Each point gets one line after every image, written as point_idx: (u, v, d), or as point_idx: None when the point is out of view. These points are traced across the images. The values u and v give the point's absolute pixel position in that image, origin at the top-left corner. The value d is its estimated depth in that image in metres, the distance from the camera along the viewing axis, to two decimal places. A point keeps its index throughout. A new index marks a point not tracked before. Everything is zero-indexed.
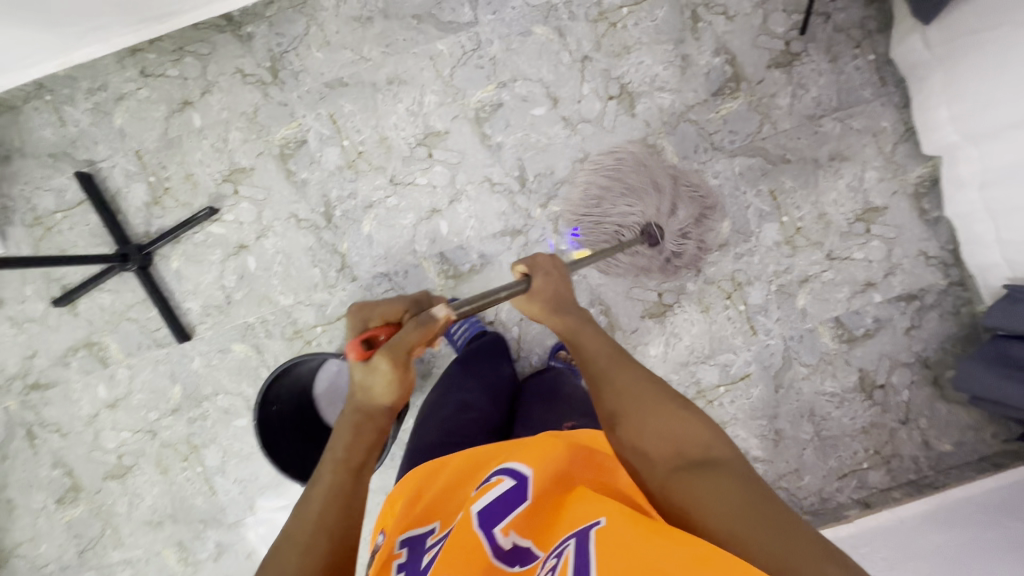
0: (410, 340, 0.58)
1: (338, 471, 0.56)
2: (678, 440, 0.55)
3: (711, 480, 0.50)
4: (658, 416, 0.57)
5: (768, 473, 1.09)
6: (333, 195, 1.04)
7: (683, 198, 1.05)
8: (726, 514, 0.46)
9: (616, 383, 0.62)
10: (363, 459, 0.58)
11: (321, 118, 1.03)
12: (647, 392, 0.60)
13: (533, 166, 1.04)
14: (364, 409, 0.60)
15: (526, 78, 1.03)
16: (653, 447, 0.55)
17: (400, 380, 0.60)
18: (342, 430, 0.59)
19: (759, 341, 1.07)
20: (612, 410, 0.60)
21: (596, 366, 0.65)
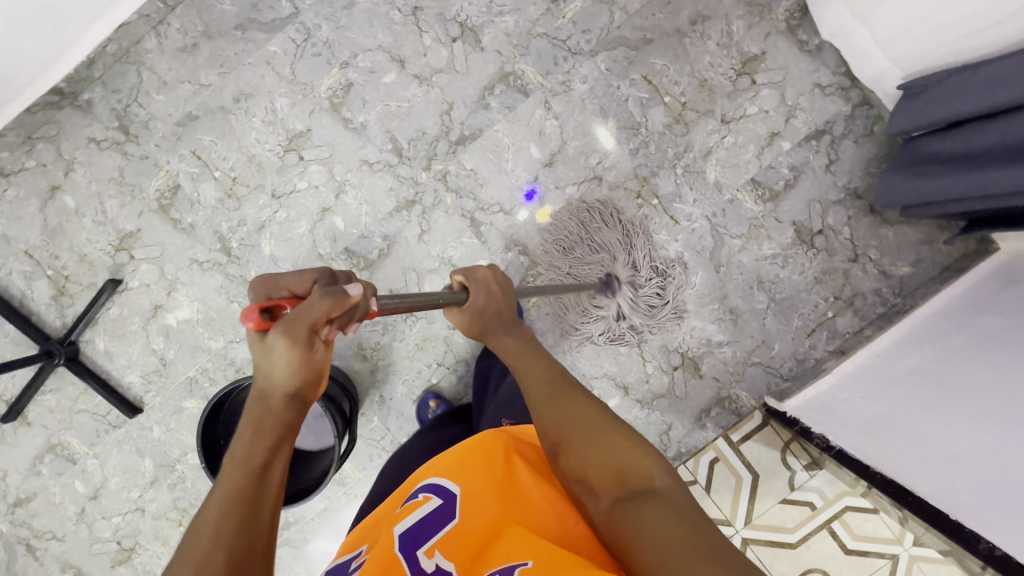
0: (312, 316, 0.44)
1: (241, 471, 0.46)
2: (620, 466, 0.53)
3: (652, 511, 0.47)
4: (604, 445, 0.55)
5: (738, 354, 1.06)
6: (224, 229, 1.03)
7: (560, 113, 1.01)
8: (665, 545, 0.44)
9: (562, 408, 0.60)
10: (268, 452, 0.47)
11: (185, 158, 1.02)
12: (594, 422, 0.58)
13: (404, 133, 1.01)
14: (263, 399, 0.49)
15: (365, 49, 1.00)
16: (595, 476, 0.53)
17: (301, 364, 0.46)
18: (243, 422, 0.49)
19: (683, 229, 1.04)
20: (555, 439, 0.57)
21: (537, 396, 0.63)
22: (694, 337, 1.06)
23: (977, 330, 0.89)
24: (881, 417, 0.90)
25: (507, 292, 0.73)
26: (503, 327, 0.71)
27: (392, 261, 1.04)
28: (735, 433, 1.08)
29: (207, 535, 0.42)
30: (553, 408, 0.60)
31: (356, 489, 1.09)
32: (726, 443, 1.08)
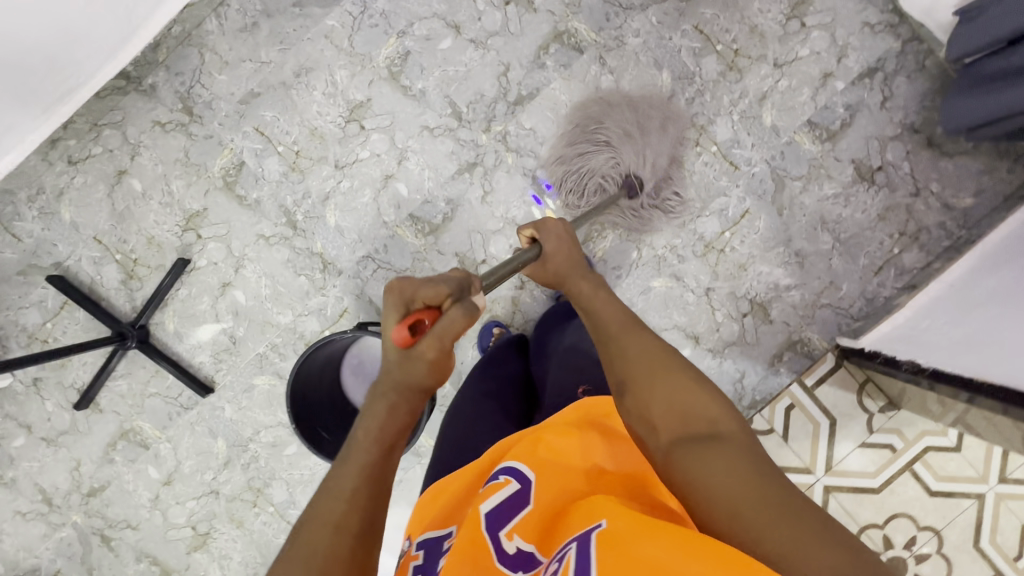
0: (453, 330, 0.53)
1: (375, 446, 0.54)
2: (688, 410, 0.52)
3: (715, 451, 0.47)
4: (667, 386, 0.54)
5: (806, 297, 1.06)
6: (290, 203, 1.04)
7: (615, 68, 1.03)
8: (730, 488, 0.44)
9: (638, 357, 0.58)
10: (395, 436, 0.55)
11: (248, 135, 1.03)
12: (661, 364, 0.56)
13: (463, 97, 1.03)
14: (400, 390, 0.56)
15: (421, 18, 1.02)
16: (662, 417, 0.52)
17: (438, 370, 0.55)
18: (375, 404, 0.56)
19: (744, 174, 1.04)
20: (624, 379, 0.57)
21: (612, 339, 0.62)
22: (761, 282, 1.06)
23: None
24: (969, 339, 0.90)
25: (575, 241, 0.75)
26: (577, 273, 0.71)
27: (457, 225, 1.05)
28: (810, 377, 1.08)
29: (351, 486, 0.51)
30: (627, 352, 0.59)
31: None
32: (801, 388, 1.08)
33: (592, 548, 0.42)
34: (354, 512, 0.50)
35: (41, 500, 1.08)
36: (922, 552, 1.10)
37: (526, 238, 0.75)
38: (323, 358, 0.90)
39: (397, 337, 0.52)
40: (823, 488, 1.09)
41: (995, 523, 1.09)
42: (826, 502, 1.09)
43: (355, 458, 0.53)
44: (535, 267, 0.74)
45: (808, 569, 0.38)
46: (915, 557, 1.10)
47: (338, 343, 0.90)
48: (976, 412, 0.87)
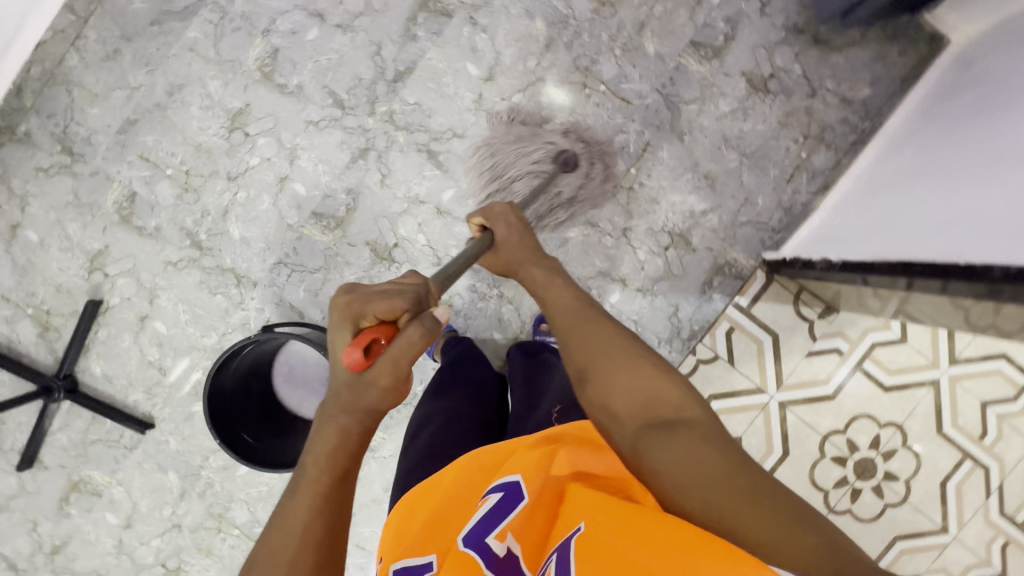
0: (410, 351, 0.53)
1: (323, 473, 0.53)
2: (650, 397, 0.55)
3: (681, 434, 0.51)
4: (629, 375, 0.57)
5: (724, 219, 1.05)
6: (190, 223, 1.03)
7: (487, 26, 1.01)
8: (694, 475, 0.47)
9: (598, 343, 0.61)
10: (346, 461, 0.54)
11: (134, 164, 1.02)
12: (622, 353, 0.60)
13: (341, 84, 1.01)
14: (344, 418, 0.54)
15: (282, 12, 1.00)
16: (622, 405, 0.56)
17: (391, 391, 0.54)
18: (324, 435, 0.55)
19: (637, 107, 1.03)
20: (583, 368, 0.60)
21: (569, 326, 0.65)
22: (676, 212, 1.05)
23: (955, 118, 0.85)
24: (871, 227, 0.88)
25: (527, 229, 0.79)
26: (530, 261, 0.75)
27: (362, 214, 1.03)
28: (743, 298, 1.07)
29: (303, 519, 0.51)
30: (584, 340, 0.62)
31: (384, 450, 1.08)
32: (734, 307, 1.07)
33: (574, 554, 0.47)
34: (306, 550, 0.50)
35: (6, 567, 1.07)
36: (887, 448, 1.11)
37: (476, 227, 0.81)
38: (240, 369, 0.90)
39: (352, 359, 0.52)
40: (779, 404, 1.10)
41: (955, 406, 1.10)
42: (784, 418, 1.10)
43: (304, 484, 0.53)
44: (488, 256, 0.78)
45: (779, 547, 0.40)
46: (881, 454, 1.11)
47: (251, 352, 0.90)
48: (917, 298, 0.80)
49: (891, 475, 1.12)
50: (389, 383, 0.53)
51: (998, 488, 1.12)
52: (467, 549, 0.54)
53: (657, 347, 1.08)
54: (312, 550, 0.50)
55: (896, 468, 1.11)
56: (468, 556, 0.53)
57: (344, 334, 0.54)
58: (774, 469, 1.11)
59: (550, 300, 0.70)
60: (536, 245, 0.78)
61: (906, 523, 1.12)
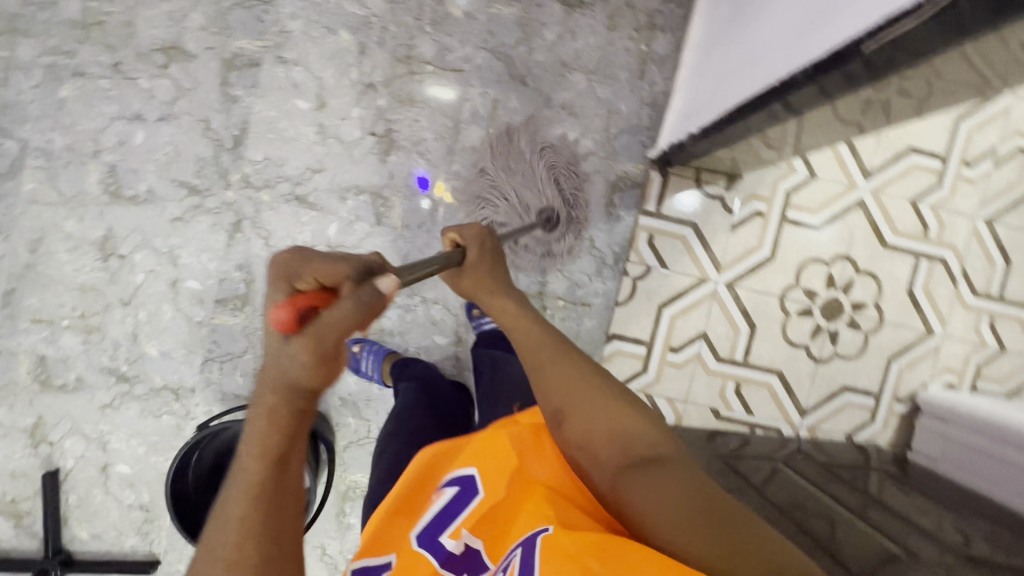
0: (342, 323, 0.40)
1: (261, 459, 0.41)
2: (627, 433, 0.47)
3: (664, 469, 0.44)
4: (610, 412, 0.49)
5: (598, 138, 1.05)
6: (107, 361, 1.02)
7: (297, 58, 1.00)
8: (677, 516, 0.41)
9: (576, 383, 0.51)
10: (286, 442, 0.42)
11: (30, 329, 1.01)
12: (602, 391, 0.50)
13: (186, 171, 1.01)
14: (273, 391, 0.41)
15: (102, 129, 0.99)
16: (603, 446, 0.47)
17: (324, 364, 0.40)
18: (257, 406, 0.42)
19: (470, 71, 1.02)
20: (558, 408, 0.50)
21: (541, 364, 0.54)
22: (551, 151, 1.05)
23: None
24: (713, 91, 0.88)
25: (500, 253, 0.69)
26: (494, 291, 0.64)
27: (262, 282, 1.03)
28: (648, 204, 1.07)
29: (236, 521, 0.39)
30: (558, 380, 0.52)
31: None
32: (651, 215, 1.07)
33: (537, 552, 0.39)
34: (245, 543, 0.38)
35: None
36: (845, 281, 1.11)
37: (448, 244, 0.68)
38: (201, 475, 0.92)
39: (280, 317, 0.40)
40: (726, 286, 1.09)
41: (888, 214, 1.10)
42: (736, 296, 1.10)
43: (239, 473, 0.41)
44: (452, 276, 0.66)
45: None
46: (841, 289, 1.11)
47: (208, 448, 0.92)
48: (787, 130, 0.77)
49: (860, 305, 1.11)
50: (315, 354, 0.40)
51: (962, 273, 1.12)
52: (421, 553, 0.46)
53: (591, 283, 1.07)
54: (253, 541, 0.39)
55: (861, 296, 1.11)
56: (422, 557, 0.46)
57: (276, 297, 0.43)
58: (749, 346, 1.11)
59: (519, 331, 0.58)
60: (496, 270, 0.67)
61: (892, 342, 1.12)
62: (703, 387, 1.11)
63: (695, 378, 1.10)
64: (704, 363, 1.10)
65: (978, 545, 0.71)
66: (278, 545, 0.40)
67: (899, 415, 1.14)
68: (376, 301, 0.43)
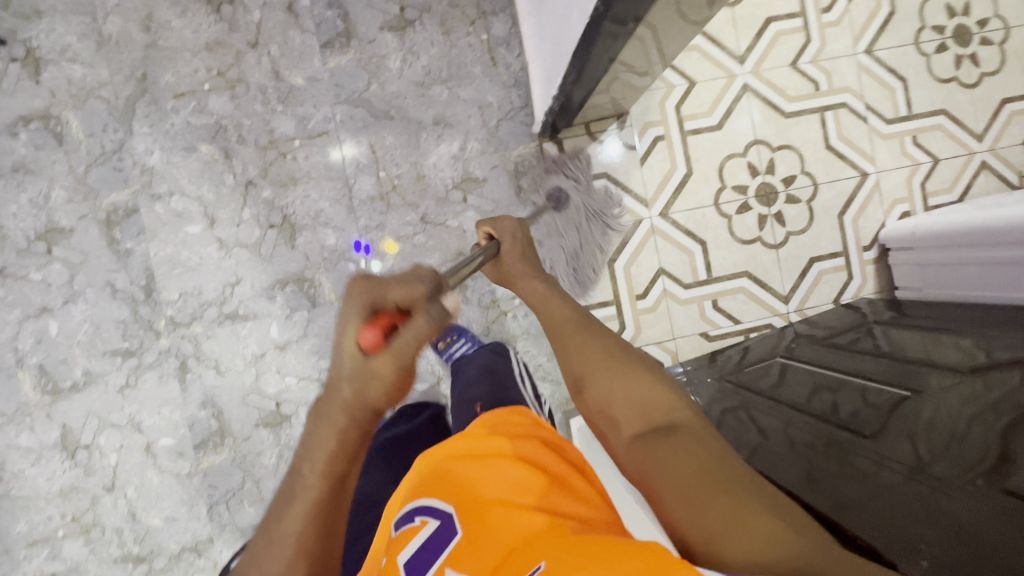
0: (417, 339, 0.44)
1: (324, 479, 0.45)
2: (643, 401, 0.51)
3: (675, 432, 0.47)
4: (626, 377, 0.53)
5: (482, 136, 1.05)
6: (117, 549, 0.99)
7: (169, 188, 0.99)
8: (671, 464, 0.43)
9: (600, 353, 0.56)
10: (349, 461, 0.46)
11: (30, 554, 0.98)
12: (620, 360, 0.55)
13: (111, 338, 0.99)
14: (348, 413, 0.44)
15: (15, 335, 0.97)
16: (618, 408, 0.51)
17: (396, 389, 0.45)
18: (326, 424, 0.45)
19: (336, 128, 1.02)
20: (580, 372, 0.56)
21: (568, 344, 0.59)
22: (443, 167, 1.04)
23: None
24: (555, 50, 0.89)
25: (531, 246, 0.73)
26: (533, 274, 0.69)
27: (230, 409, 1.01)
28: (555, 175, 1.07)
29: (297, 535, 0.44)
30: (583, 350, 0.57)
31: None
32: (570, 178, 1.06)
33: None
34: (300, 555, 0.44)
35: None
36: (766, 164, 1.11)
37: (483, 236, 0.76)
38: None
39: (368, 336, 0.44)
40: (661, 216, 1.09)
41: (775, 86, 1.11)
42: (675, 222, 1.09)
43: (302, 484, 0.45)
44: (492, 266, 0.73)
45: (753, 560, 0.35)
46: (767, 172, 1.11)
47: None
48: (633, 54, 0.77)
49: (790, 179, 1.12)
50: (393, 379, 0.44)
51: (867, 108, 1.13)
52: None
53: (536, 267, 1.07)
54: (307, 556, 0.44)
55: (787, 170, 1.12)
56: None
57: (358, 319, 0.45)
58: (708, 262, 1.10)
59: (549, 317, 0.64)
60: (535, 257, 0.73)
61: (835, 198, 1.13)
62: (683, 319, 1.10)
63: (672, 313, 1.10)
64: (674, 296, 1.10)
65: (1000, 352, 0.67)
66: (326, 554, 0.46)
67: (873, 262, 1.14)
68: (443, 319, 0.46)
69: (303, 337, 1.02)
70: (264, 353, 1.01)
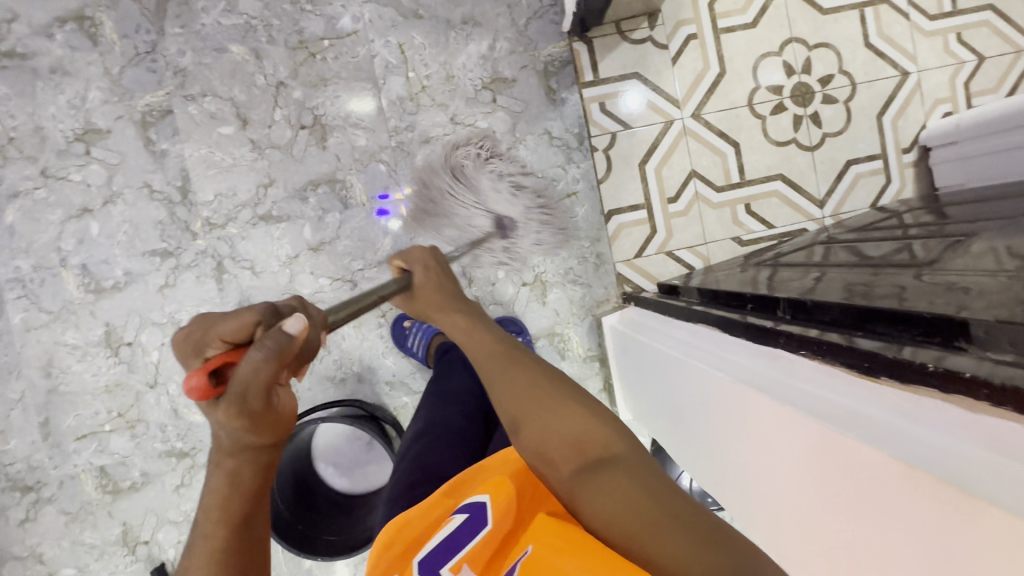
0: (256, 378, 0.36)
1: (219, 526, 0.40)
2: (578, 433, 0.43)
3: (612, 467, 0.40)
4: (565, 413, 0.45)
5: (512, 35, 1.03)
6: (160, 444, 1.02)
7: (202, 89, 1.00)
8: (620, 523, 0.36)
9: (533, 388, 0.48)
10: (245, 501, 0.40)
11: (79, 448, 1.01)
12: (554, 394, 0.47)
13: (150, 239, 1.01)
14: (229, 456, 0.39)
15: (58, 235, 0.99)
16: (557, 450, 0.43)
17: (268, 426, 0.39)
18: (211, 483, 0.40)
19: (365, 28, 1.01)
20: (513, 410, 0.48)
21: (496, 374, 0.51)
22: (473, 68, 1.03)
23: None
24: None
25: (446, 274, 0.67)
26: (450, 304, 0.62)
27: None
28: (585, 75, 1.05)
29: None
30: (516, 386, 0.49)
31: None
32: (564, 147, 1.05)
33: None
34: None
35: None
36: (802, 63, 1.08)
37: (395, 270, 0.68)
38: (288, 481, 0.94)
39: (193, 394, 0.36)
40: (693, 117, 1.07)
41: None
42: (707, 123, 1.08)
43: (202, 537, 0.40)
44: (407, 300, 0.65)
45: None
46: (803, 71, 1.08)
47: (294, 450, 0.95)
48: None
49: (827, 79, 1.09)
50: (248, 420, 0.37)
51: (909, 5, 1.09)
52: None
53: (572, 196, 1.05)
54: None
55: (824, 70, 1.09)
56: None
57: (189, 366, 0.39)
58: (741, 164, 1.08)
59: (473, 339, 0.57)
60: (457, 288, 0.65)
61: (873, 99, 1.09)
62: (716, 223, 1.09)
63: (705, 217, 1.09)
64: (706, 200, 1.09)
65: None
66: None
67: (912, 165, 1.11)
68: (283, 344, 0.37)
69: (336, 237, 1.03)
70: (298, 254, 1.02)
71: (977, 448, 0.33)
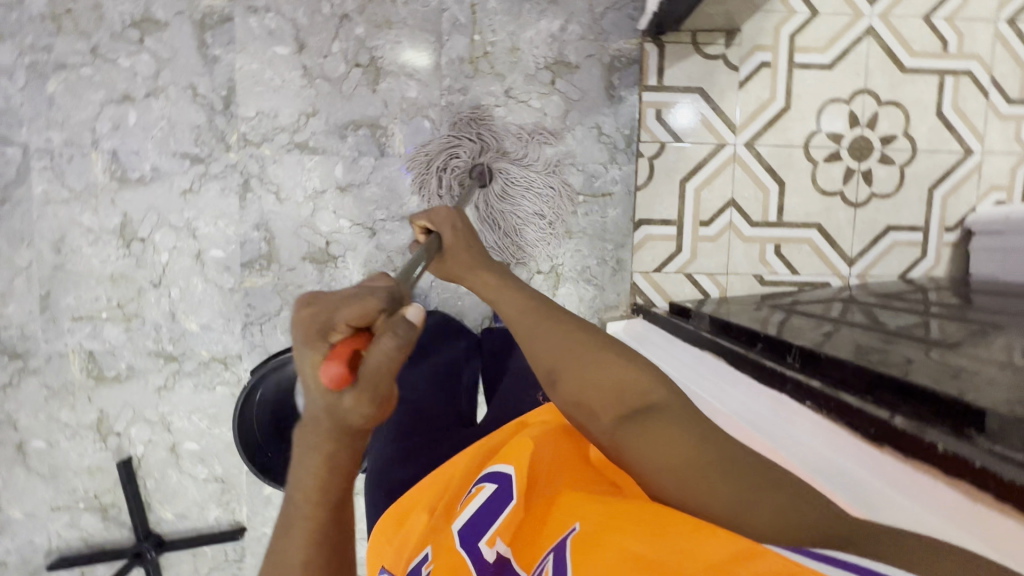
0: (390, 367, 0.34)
1: (317, 503, 0.37)
2: (620, 382, 0.47)
3: (653, 419, 0.44)
4: (598, 364, 0.48)
5: (586, 22, 1.01)
6: (151, 344, 1.03)
7: (267, 5, 0.98)
8: (669, 470, 0.40)
9: (566, 342, 0.51)
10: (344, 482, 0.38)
11: (72, 329, 1.02)
12: (584, 342, 0.51)
13: (184, 142, 1.00)
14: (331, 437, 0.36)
15: (95, 117, 0.99)
16: (593, 398, 0.47)
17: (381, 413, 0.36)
18: (307, 457, 0.36)
19: None
20: (551, 367, 0.51)
21: (531, 334, 0.54)
22: (540, 46, 1.01)
23: None
24: None
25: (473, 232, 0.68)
26: (480, 265, 0.64)
27: (282, 238, 1.02)
28: (649, 79, 1.02)
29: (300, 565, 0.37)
30: (549, 343, 0.52)
31: None
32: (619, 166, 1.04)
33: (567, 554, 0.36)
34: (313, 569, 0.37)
35: None
36: (869, 117, 1.06)
37: (421, 230, 0.69)
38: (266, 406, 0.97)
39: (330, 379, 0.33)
40: (745, 146, 1.05)
41: (901, 36, 1.04)
42: (757, 155, 1.05)
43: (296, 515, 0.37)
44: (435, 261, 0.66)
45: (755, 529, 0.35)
46: (867, 125, 1.06)
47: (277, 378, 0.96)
48: None
49: (889, 138, 1.06)
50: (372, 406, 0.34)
51: (992, 82, 1.06)
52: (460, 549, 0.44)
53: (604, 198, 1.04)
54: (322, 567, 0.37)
55: (889, 128, 1.06)
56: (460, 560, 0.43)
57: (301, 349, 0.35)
58: (781, 205, 1.07)
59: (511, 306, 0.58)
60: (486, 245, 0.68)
61: (930, 169, 1.07)
62: (742, 257, 1.08)
63: (732, 247, 1.08)
64: (738, 231, 1.07)
65: None
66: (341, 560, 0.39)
67: (951, 245, 1.09)
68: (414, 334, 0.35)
69: (365, 182, 1.02)
70: (325, 190, 1.02)
71: (939, 517, 0.36)
